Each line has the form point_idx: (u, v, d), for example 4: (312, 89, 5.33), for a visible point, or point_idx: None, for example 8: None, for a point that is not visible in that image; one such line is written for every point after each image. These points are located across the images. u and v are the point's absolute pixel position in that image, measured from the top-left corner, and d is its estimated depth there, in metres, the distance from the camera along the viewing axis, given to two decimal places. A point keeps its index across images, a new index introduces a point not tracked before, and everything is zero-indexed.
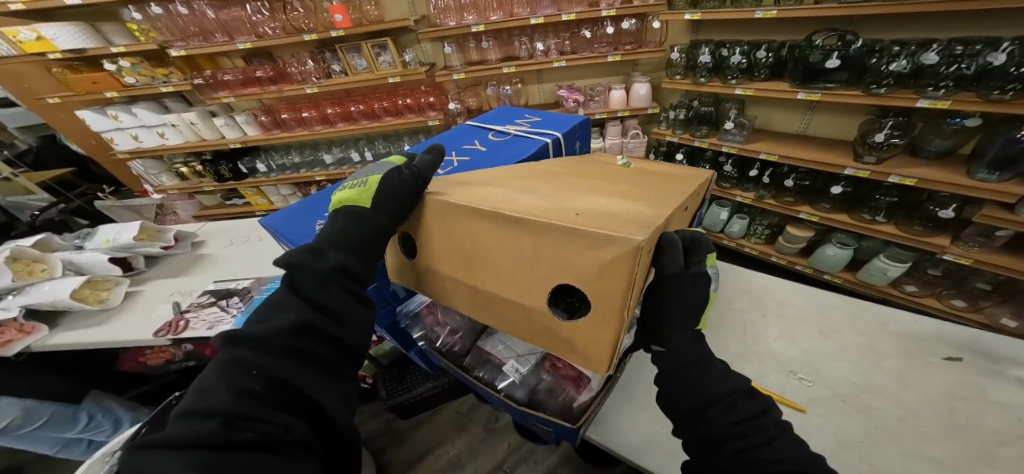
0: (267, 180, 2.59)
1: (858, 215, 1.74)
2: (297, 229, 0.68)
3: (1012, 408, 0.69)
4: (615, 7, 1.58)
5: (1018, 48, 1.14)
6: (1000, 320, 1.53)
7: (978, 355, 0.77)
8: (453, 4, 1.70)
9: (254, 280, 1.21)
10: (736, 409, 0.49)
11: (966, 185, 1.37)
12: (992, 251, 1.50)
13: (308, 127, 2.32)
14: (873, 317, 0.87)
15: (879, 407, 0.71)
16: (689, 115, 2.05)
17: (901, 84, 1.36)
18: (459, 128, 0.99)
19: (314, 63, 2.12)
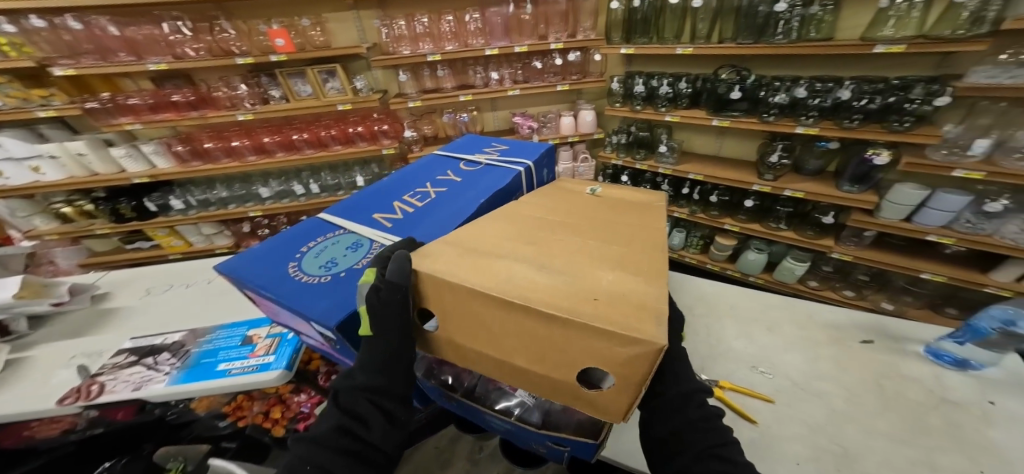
0: (184, 218, 2.26)
1: (767, 223, 2.02)
2: (265, 274, 0.61)
3: (921, 381, 0.80)
4: (562, 41, 1.71)
5: (858, 86, 1.44)
6: (881, 304, 1.90)
7: (884, 337, 0.91)
8: (407, 33, 1.71)
9: (189, 332, 0.99)
10: (700, 408, 0.53)
11: (837, 195, 1.66)
12: (863, 248, 1.81)
13: (239, 158, 2.10)
14: (803, 311, 0.99)
15: (828, 391, 0.79)
16: (629, 140, 2.25)
17: (782, 113, 1.63)
18: (428, 159, 0.97)
19: (247, 88, 1.94)
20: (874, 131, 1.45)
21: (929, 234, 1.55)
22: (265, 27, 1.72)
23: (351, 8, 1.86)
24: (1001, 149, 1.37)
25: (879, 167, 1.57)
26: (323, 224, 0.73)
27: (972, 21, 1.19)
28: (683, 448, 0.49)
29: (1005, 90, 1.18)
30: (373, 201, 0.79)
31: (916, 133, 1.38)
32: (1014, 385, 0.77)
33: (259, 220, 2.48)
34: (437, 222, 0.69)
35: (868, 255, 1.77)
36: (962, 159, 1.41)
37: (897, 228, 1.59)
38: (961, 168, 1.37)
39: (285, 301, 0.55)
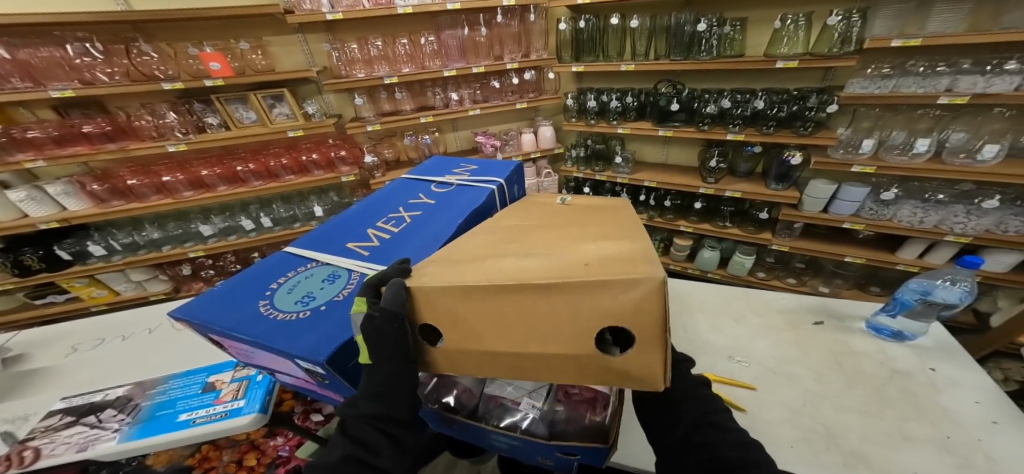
0: (106, 264, 1.98)
1: (716, 222, 2.18)
2: (235, 315, 0.56)
3: (871, 354, 0.86)
4: (517, 61, 1.76)
5: (770, 97, 1.63)
6: (819, 287, 2.11)
7: (831, 317, 0.98)
8: (361, 56, 1.67)
9: (136, 384, 0.84)
10: (689, 377, 0.54)
11: (768, 194, 1.84)
12: (796, 238, 2.00)
13: (174, 193, 1.89)
14: (760, 300, 1.05)
15: (799, 373, 0.83)
16: (587, 153, 2.34)
17: (714, 122, 1.80)
18: (396, 183, 0.94)
19: (178, 115, 1.78)
20: (787, 135, 1.67)
21: (844, 222, 1.75)
22: (196, 51, 1.59)
23: (296, 32, 1.79)
24: (884, 147, 1.60)
25: (794, 166, 1.75)
26: (290, 258, 0.69)
27: (839, 41, 1.40)
28: (679, 417, 0.49)
29: (879, 98, 1.41)
30: (345, 230, 0.75)
31: (817, 135, 1.61)
32: (944, 352, 0.85)
33: (201, 260, 2.24)
34: (417, 246, 0.66)
35: (802, 244, 1.96)
36: (853, 157, 1.62)
37: (814, 219, 1.79)
38: (858, 164, 1.58)
39: (261, 343, 0.50)
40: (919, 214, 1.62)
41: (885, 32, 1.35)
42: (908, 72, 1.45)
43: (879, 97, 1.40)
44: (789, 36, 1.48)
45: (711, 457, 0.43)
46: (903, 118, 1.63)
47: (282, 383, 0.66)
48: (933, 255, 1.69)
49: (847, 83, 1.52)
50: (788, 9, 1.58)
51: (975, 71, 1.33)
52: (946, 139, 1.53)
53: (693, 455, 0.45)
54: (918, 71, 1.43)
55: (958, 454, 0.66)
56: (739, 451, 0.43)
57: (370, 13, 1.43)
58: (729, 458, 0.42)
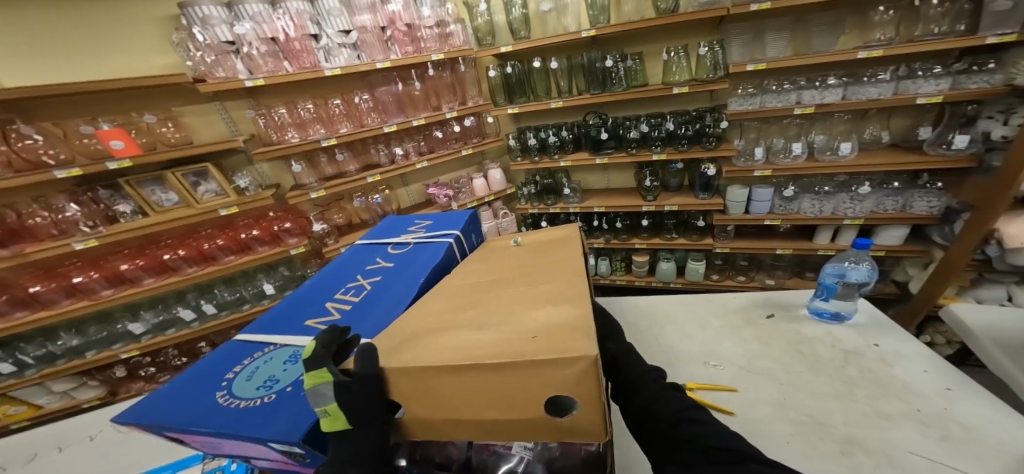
0: (16, 382, 1.62)
1: (665, 235, 2.31)
2: (189, 411, 0.47)
3: (822, 338, 0.90)
4: (455, 110, 1.82)
5: (677, 118, 1.86)
6: (766, 281, 2.25)
7: (779, 308, 1.03)
8: (291, 120, 1.61)
9: None
10: (661, 381, 0.52)
11: (701, 204, 2.00)
12: (732, 239, 2.16)
13: (88, 295, 1.63)
14: (717, 302, 1.10)
15: (769, 366, 0.84)
16: (537, 189, 2.42)
17: (640, 145, 1.96)
18: (352, 250, 0.87)
19: (80, 207, 1.56)
20: (698, 150, 1.86)
21: (765, 219, 1.92)
22: (85, 129, 1.41)
23: (212, 100, 1.71)
24: (771, 152, 1.84)
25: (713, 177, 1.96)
26: (244, 345, 0.59)
27: (712, 67, 1.63)
28: (653, 422, 0.46)
29: (754, 114, 1.64)
30: (303, 306, 0.67)
31: (721, 148, 1.80)
32: (878, 326, 0.91)
33: (136, 359, 1.91)
34: (384, 312, 0.60)
35: (740, 244, 2.11)
36: (752, 164, 1.85)
37: (745, 220, 1.95)
38: (758, 169, 1.80)
39: (225, 433, 0.42)
40: (817, 205, 1.84)
41: (740, 58, 1.63)
42: (766, 90, 1.70)
43: (752, 112, 1.64)
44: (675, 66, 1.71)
45: (696, 455, 0.41)
46: (775, 128, 1.88)
47: (261, 469, 0.54)
48: (842, 236, 1.91)
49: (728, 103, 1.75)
50: (671, 42, 1.79)
51: (810, 86, 1.62)
52: (812, 142, 1.81)
53: (685, 455, 0.42)
54: (772, 89, 1.68)
55: (935, 425, 0.66)
56: (716, 440, 0.41)
57: (292, 78, 1.41)
58: (710, 448, 0.40)
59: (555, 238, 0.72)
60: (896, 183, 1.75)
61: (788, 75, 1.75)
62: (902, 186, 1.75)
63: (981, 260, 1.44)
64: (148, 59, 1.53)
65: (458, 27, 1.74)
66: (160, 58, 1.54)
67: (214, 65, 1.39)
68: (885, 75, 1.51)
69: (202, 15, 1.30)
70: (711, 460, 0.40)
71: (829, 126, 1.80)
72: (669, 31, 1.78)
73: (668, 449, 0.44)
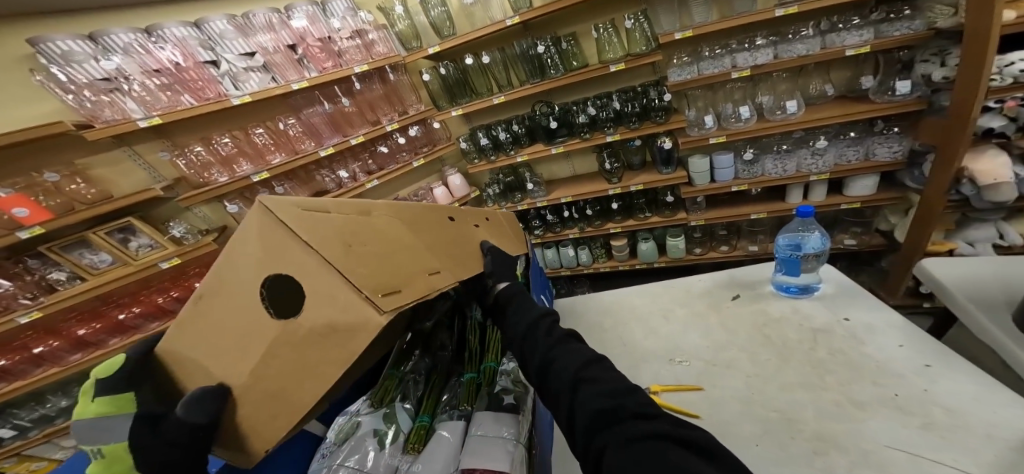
0: (23, 442, 1.46)
1: (638, 216, 2.30)
2: None
3: (789, 318, 0.89)
4: (394, 121, 1.75)
5: (622, 96, 1.86)
6: (750, 247, 2.26)
7: (744, 288, 1.03)
8: (212, 159, 1.49)
9: None
10: (560, 332, 0.48)
11: (665, 178, 2.01)
12: (704, 210, 2.18)
13: (57, 363, 1.47)
14: (680, 288, 1.09)
15: (735, 358, 0.82)
16: (501, 189, 2.38)
17: (591, 129, 1.93)
18: None
19: (12, 281, 1.39)
20: (650, 126, 1.87)
21: (732, 185, 1.95)
22: None
23: (120, 146, 1.56)
24: (722, 119, 1.84)
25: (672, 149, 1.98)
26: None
27: (644, 39, 1.63)
28: (551, 385, 0.41)
29: (695, 82, 1.64)
30: None
31: (671, 120, 1.82)
32: (846, 295, 0.91)
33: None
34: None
35: (713, 215, 2.13)
36: (705, 133, 1.82)
37: (709, 190, 1.97)
38: (712, 136, 1.78)
39: None
40: (780, 165, 1.88)
41: (670, 28, 1.60)
42: (700, 57, 1.71)
43: (693, 81, 1.64)
44: (608, 43, 1.70)
45: (586, 422, 0.35)
46: (721, 94, 1.89)
47: None
48: (813, 194, 1.92)
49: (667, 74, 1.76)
50: (598, 18, 1.77)
51: (741, 48, 1.64)
52: (760, 103, 1.84)
53: (579, 419, 0.36)
54: (705, 56, 1.70)
55: (916, 413, 0.62)
56: (604, 401, 0.35)
57: (195, 111, 1.29)
58: (597, 410, 0.35)
59: None
60: (853, 133, 1.80)
61: (719, 39, 1.78)
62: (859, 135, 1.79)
63: (959, 199, 1.47)
64: (19, 110, 1.37)
65: (378, 34, 1.68)
66: (45, 106, 1.40)
67: (96, 109, 1.25)
68: (809, 32, 1.56)
69: (61, 51, 1.14)
70: (599, 422, 0.34)
71: (772, 86, 1.84)
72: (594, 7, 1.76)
73: (565, 414, 0.38)
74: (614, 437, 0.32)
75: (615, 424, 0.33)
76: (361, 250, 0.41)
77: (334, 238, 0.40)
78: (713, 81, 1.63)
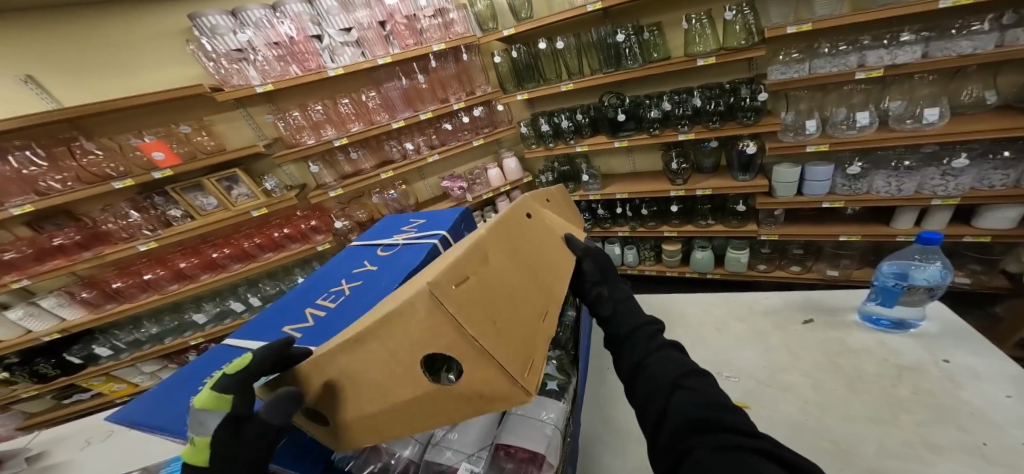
0: (115, 363, 1.85)
1: (697, 222, 2.17)
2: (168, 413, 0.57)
3: (871, 351, 0.81)
4: (462, 100, 1.79)
5: (706, 93, 1.72)
6: (827, 272, 2.02)
7: (820, 312, 0.94)
8: (305, 122, 1.66)
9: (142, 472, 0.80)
10: (657, 339, 0.52)
11: (739, 186, 1.86)
12: (782, 225, 1.99)
13: (159, 290, 1.79)
14: (742, 303, 1.03)
15: (793, 381, 0.78)
16: (554, 176, 2.36)
17: (663, 125, 1.84)
18: (345, 253, 0.98)
19: (139, 212, 1.70)
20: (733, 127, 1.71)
21: (823, 201, 1.77)
22: (136, 141, 1.53)
23: (235, 107, 1.79)
24: (829, 124, 1.66)
25: (754, 155, 1.79)
26: (230, 349, 0.69)
27: (744, 33, 1.47)
28: (646, 384, 0.45)
29: (802, 82, 1.47)
30: (284, 314, 0.75)
31: (762, 122, 1.64)
32: (952, 336, 0.80)
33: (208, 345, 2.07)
34: (353, 318, 0.68)
35: (790, 231, 1.94)
36: (804, 139, 1.68)
37: (800, 203, 1.79)
38: (811, 144, 1.63)
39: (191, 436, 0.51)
40: (894, 183, 1.64)
41: (779, 21, 1.46)
42: (816, 54, 1.53)
43: (801, 80, 1.47)
44: (700, 35, 1.55)
45: (675, 423, 0.39)
46: (834, 96, 1.72)
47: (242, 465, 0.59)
48: (931, 221, 1.68)
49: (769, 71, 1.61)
50: (691, 8, 1.63)
51: (876, 46, 1.44)
52: (886, 109, 1.62)
53: (669, 422, 0.40)
54: (825, 52, 1.51)
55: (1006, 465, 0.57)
56: (700, 412, 0.39)
57: (298, 81, 1.45)
58: (691, 419, 0.38)
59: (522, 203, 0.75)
60: (1006, 152, 1.48)
61: (841, 36, 1.58)
62: (1014, 156, 1.48)
63: None
64: (159, 70, 1.62)
65: (459, 14, 1.71)
66: (180, 68, 1.65)
67: (228, 75, 1.46)
68: (984, 26, 1.30)
69: (210, 26, 1.32)
70: (689, 427, 0.38)
71: (911, 89, 1.61)
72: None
73: (655, 412, 0.42)
74: (700, 443, 0.35)
75: (708, 436, 0.36)
76: (502, 312, 0.38)
77: (483, 311, 0.37)
78: (831, 81, 1.44)
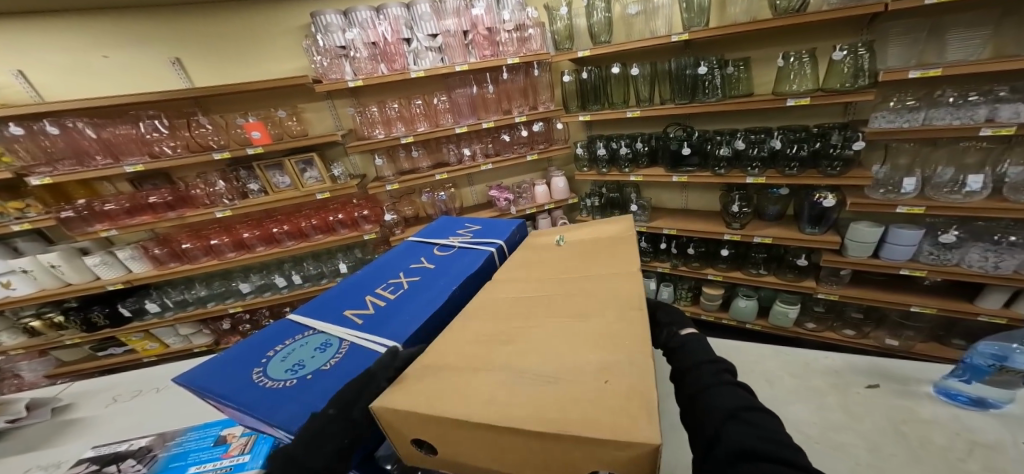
0: (160, 320, 2.10)
1: (747, 269, 2.01)
2: (231, 382, 0.62)
3: (942, 423, 0.74)
4: (524, 114, 1.84)
5: (786, 136, 1.60)
6: (886, 340, 1.80)
7: (888, 379, 0.86)
8: (378, 118, 1.81)
9: (157, 435, 0.97)
10: (716, 374, 0.51)
11: (803, 238, 1.71)
12: (847, 285, 1.79)
13: (219, 255, 2.02)
14: (797, 359, 0.95)
15: (849, 442, 0.73)
16: (600, 201, 2.32)
17: (731, 165, 1.75)
18: (405, 246, 1.04)
19: (225, 183, 1.94)
20: (812, 175, 1.58)
21: (901, 268, 1.57)
22: (241, 121, 1.78)
23: (325, 99, 2.00)
24: (930, 184, 1.49)
25: (831, 208, 1.64)
26: (294, 325, 0.75)
27: (851, 75, 1.35)
28: (700, 414, 0.46)
29: (916, 132, 1.32)
30: (347, 297, 0.82)
31: (849, 174, 1.50)
32: None
33: (240, 315, 2.31)
34: (411, 313, 0.72)
35: (856, 293, 1.74)
36: (898, 198, 1.50)
37: (872, 266, 1.61)
38: (902, 204, 1.46)
39: (251, 412, 0.55)
40: (992, 258, 1.44)
41: (899, 63, 1.35)
42: (936, 103, 1.37)
43: (913, 131, 1.33)
44: (795, 72, 1.46)
45: (726, 449, 0.40)
46: (944, 152, 1.51)
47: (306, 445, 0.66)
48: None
49: (871, 117, 1.47)
50: (792, 46, 1.56)
51: (1016, 98, 1.25)
52: (1005, 173, 1.40)
53: (724, 448, 0.40)
54: (947, 101, 1.35)
55: None
56: (760, 443, 0.39)
57: (385, 79, 1.60)
58: (743, 445, 0.39)
59: (603, 245, 0.81)
60: None
61: (972, 84, 1.39)
62: None
63: None
64: (279, 61, 1.87)
65: (537, 31, 1.76)
66: (293, 63, 1.88)
67: (328, 68, 1.64)
68: None
69: (326, 24, 1.54)
70: (740, 457, 0.39)
71: None
72: (791, 33, 1.54)
73: (708, 436, 0.43)
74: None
75: (755, 464, 0.38)
76: None
77: None
78: (949, 135, 1.29)
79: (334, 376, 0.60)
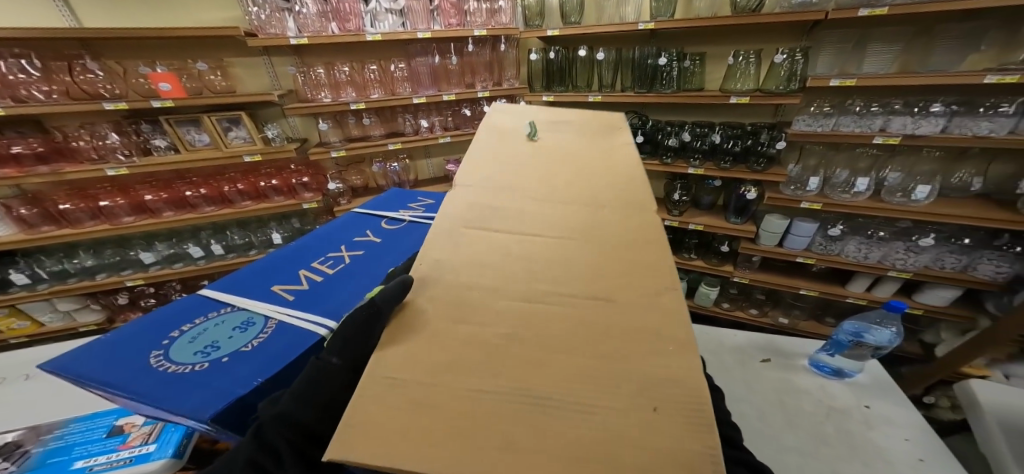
0: (30, 294, 1.80)
1: (682, 254, 2.21)
2: (119, 368, 0.54)
3: (812, 392, 0.91)
4: (489, 89, 1.77)
5: (725, 132, 1.74)
6: (778, 318, 2.13)
7: (778, 355, 1.02)
8: (327, 80, 1.65)
9: (30, 428, 0.86)
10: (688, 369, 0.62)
11: (730, 228, 1.90)
12: (757, 270, 2.06)
13: (112, 218, 1.73)
14: (714, 338, 1.09)
15: (746, 412, 0.87)
16: None
17: (676, 155, 1.88)
18: (349, 217, 0.99)
19: (120, 136, 1.65)
20: (741, 170, 1.75)
21: (797, 256, 1.83)
22: (146, 70, 1.50)
23: (261, 54, 1.75)
24: (828, 184, 1.73)
25: (752, 201, 1.84)
26: (206, 301, 0.68)
27: (786, 78, 1.50)
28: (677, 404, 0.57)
29: (824, 137, 1.52)
30: (277, 272, 0.76)
31: (769, 171, 1.69)
32: (880, 388, 0.91)
33: (140, 289, 2.04)
34: (352, 290, 0.69)
35: (763, 277, 2.01)
36: (802, 194, 1.73)
37: (776, 254, 1.86)
38: (805, 200, 1.69)
39: (143, 402, 0.48)
40: (864, 250, 1.74)
41: (825, 71, 1.53)
42: (846, 111, 1.57)
43: (823, 135, 1.52)
44: (742, 72, 1.58)
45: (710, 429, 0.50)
46: (844, 156, 1.76)
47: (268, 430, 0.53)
48: (881, 289, 1.80)
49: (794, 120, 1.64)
50: (743, 45, 1.67)
51: (905, 112, 1.48)
52: (884, 178, 1.68)
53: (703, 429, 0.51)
54: (854, 110, 1.56)
55: None
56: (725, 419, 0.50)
57: (336, 39, 1.42)
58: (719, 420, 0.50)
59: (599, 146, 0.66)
60: (967, 240, 1.63)
61: (878, 96, 1.61)
62: (972, 244, 1.63)
63: None
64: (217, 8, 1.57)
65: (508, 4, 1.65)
66: (221, 13, 1.58)
67: (267, 22, 1.44)
68: (1009, 108, 1.34)
69: None
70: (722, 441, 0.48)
71: (913, 163, 1.65)
72: (744, 33, 1.65)
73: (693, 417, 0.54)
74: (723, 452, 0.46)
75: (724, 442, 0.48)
76: None
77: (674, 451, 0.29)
78: (850, 141, 1.49)
79: (254, 355, 0.55)
